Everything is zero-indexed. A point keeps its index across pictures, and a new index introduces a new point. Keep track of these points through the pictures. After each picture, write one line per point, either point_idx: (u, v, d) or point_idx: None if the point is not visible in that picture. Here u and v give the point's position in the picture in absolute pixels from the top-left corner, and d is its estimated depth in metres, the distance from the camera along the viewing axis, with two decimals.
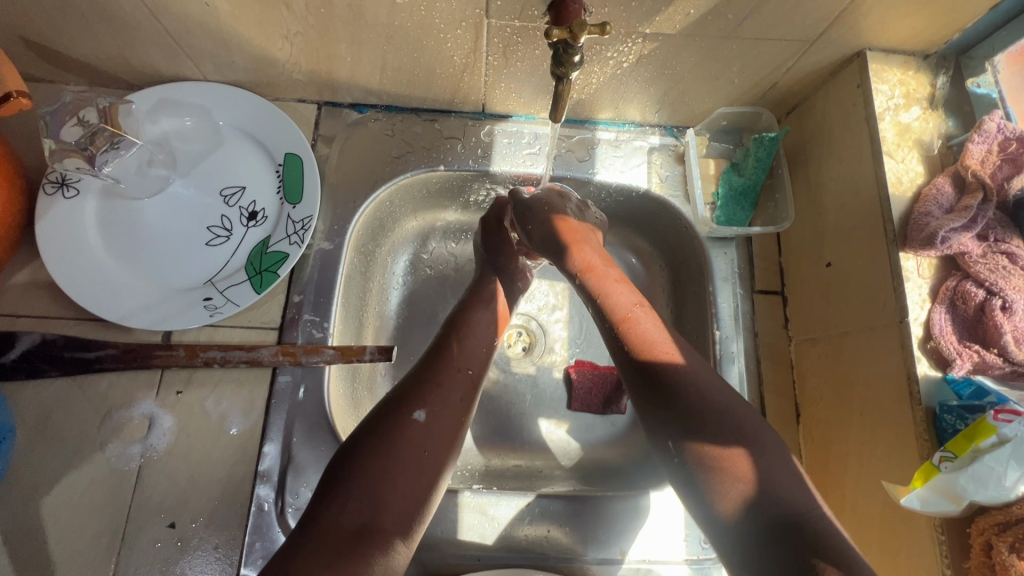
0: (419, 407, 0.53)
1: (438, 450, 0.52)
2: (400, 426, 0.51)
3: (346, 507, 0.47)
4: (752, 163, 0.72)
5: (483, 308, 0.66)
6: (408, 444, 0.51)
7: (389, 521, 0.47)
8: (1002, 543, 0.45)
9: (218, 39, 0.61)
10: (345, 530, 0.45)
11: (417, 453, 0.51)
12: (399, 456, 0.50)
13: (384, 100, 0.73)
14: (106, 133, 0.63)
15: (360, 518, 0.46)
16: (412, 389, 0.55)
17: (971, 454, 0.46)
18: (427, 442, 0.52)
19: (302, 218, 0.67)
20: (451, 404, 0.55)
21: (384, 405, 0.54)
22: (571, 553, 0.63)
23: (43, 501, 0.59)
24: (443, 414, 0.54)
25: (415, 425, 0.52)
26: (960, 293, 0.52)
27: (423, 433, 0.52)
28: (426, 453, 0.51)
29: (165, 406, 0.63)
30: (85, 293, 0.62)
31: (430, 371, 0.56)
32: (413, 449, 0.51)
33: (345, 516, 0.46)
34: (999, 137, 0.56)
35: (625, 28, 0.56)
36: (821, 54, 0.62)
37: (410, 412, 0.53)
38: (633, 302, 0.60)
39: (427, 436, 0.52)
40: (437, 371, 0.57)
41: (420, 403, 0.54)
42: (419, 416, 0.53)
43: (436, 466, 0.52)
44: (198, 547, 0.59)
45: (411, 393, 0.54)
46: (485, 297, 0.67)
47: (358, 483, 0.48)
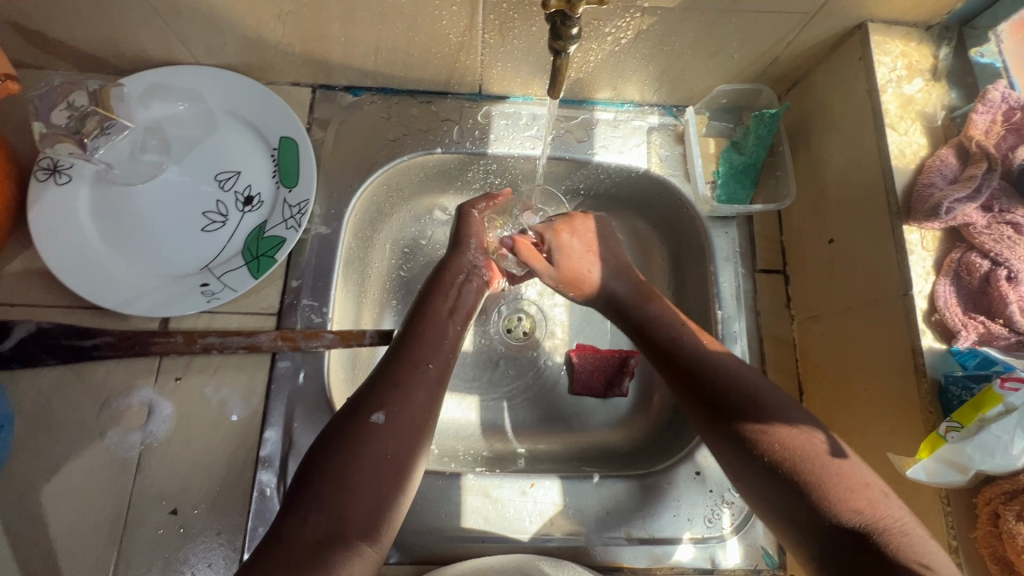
0: (377, 409, 0.51)
1: (401, 452, 0.50)
2: (358, 432, 0.50)
3: (308, 514, 0.45)
4: (752, 141, 0.71)
5: (450, 305, 0.63)
6: (369, 448, 0.49)
7: (352, 525, 0.46)
8: (1009, 512, 0.44)
9: (209, 20, 0.60)
10: (307, 539, 0.44)
11: (378, 457, 0.49)
12: (361, 462, 0.48)
13: (379, 82, 0.72)
14: (97, 117, 0.63)
15: (323, 529, 0.45)
16: (372, 391, 0.53)
17: (977, 424, 0.46)
18: (386, 444, 0.50)
19: (298, 202, 0.66)
20: (408, 400, 0.53)
21: (344, 411, 0.52)
22: (575, 535, 0.63)
23: (43, 490, 0.59)
24: (402, 416, 0.52)
25: (374, 428, 0.50)
26: (964, 264, 0.52)
27: (381, 437, 0.50)
28: (387, 455, 0.49)
29: (164, 393, 0.62)
30: (80, 281, 0.61)
31: (387, 374, 0.54)
32: (375, 454, 0.49)
33: (306, 526, 0.45)
34: (1002, 107, 0.55)
35: (623, 1, 0.55)
36: (822, 26, 0.61)
37: (369, 416, 0.51)
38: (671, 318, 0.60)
39: (386, 438, 0.50)
40: (395, 371, 0.55)
41: (378, 404, 0.52)
42: (377, 418, 0.51)
43: (402, 466, 0.50)
44: (201, 533, 0.59)
45: (372, 394, 0.53)
46: (446, 291, 0.64)
47: (317, 491, 0.46)
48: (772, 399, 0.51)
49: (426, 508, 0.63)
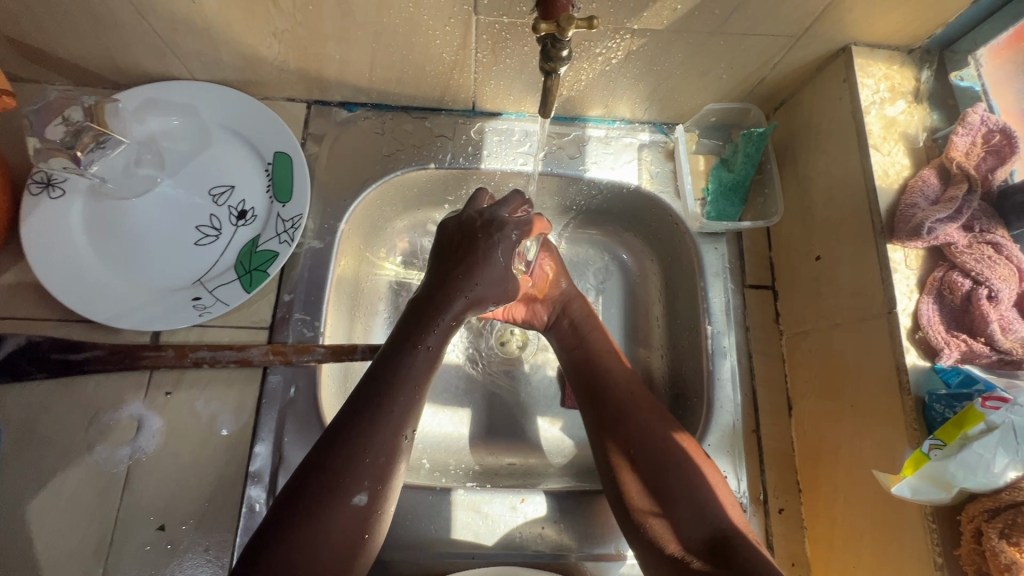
0: (359, 489, 0.48)
1: (375, 524, 0.49)
2: (334, 514, 0.46)
3: None
4: (741, 159, 0.72)
5: (437, 337, 0.56)
6: (347, 529, 0.47)
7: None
8: (992, 530, 0.45)
9: (205, 36, 0.61)
10: None
11: (353, 538, 0.47)
12: (332, 545, 0.46)
13: (373, 98, 0.73)
14: (91, 131, 0.63)
15: None
16: (347, 461, 0.48)
17: (959, 442, 0.46)
18: (361, 526, 0.48)
19: (291, 216, 0.67)
20: (388, 472, 0.50)
21: (315, 483, 0.47)
22: (564, 550, 0.63)
23: (30, 505, 0.58)
24: (381, 490, 0.49)
25: (352, 509, 0.47)
26: (947, 283, 0.53)
27: (359, 517, 0.48)
28: (364, 534, 0.48)
29: (154, 407, 0.62)
30: (71, 294, 0.61)
31: (369, 436, 0.49)
32: (348, 535, 0.47)
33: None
34: (981, 129, 0.56)
35: (612, 24, 0.57)
36: (807, 49, 0.62)
37: (349, 496, 0.47)
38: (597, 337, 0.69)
39: (361, 519, 0.48)
40: (369, 438, 0.49)
41: (358, 483, 0.48)
42: (359, 499, 0.48)
43: (372, 537, 0.49)
44: (189, 549, 0.59)
45: (348, 470, 0.48)
46: (427, 324, 0.56)
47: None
48: (655, 419, 0.61)
49: (417, 524, 0.63)
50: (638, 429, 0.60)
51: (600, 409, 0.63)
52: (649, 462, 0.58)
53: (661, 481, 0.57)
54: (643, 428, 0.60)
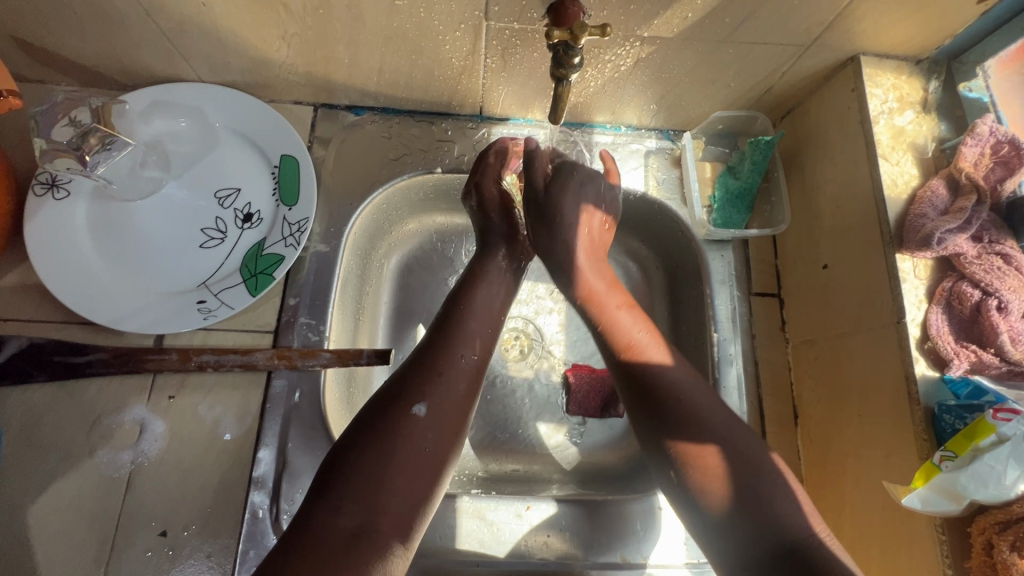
0: (418, 400, 0.51)
1: (438, 447, 0.50)
2: (396, 421, 0.49)
3: (342, 505, 0.44)
4: (748, 166, 0.73)
5: (487, 285, 0.63)
6: (409, 440, 0.48)
7: (386, 523, 0.45)
8: (1003, 542, 0.45)
9: (214, 39, 0.61)
10: (341, 530, 0.43)
11: (416, 451, 0.48)
12: (399, 454, 0.47)
13: (381, 102, 0.73)
14: (98, 133, 0.62)
15: (356, 519, 0.44)
16: (408, 380, 0.52)
17: (971, 453, 0.46)
18: (425, 437, 0.49)
19: (298, 220, 0.66)
20: (451, 395, 0.53)
21: (382, 397, 0.51)
22: (570, 558, 0.63)
23: (30, 509, 0.58)
24: (443, 411, 0.51)
25: (414, 419, 0.49)
26: (956, 293, 0.53)
27: (420, 428, 0.49)
28: (426, 448, 0.49)
29: (156, 411, 0.62)
30: (74, 297, 0.61)
31: (430, 360, 0.54)
32: (414, 447, 0.48)
33: (341, 518, 0.43)
34: (990, 140, 0.56)
35: (623, 31, 0.56)
36: (816, 58, 0.62)
37: (409, 405, 0.50)
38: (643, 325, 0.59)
39: (425, 430, 0.49)
40: (438, 361, 0.54)
41: (419, 395, 0.51)
42: (419, 410, 0.50)
43: (437, 462, 0.50)
44: (190, 556, 0.58)
45: (410, 385, 0.52)
46: (483, 274, 0.64)
47: (354, 482, 0.45)
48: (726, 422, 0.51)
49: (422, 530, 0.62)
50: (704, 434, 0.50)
51: (652, 410, 0.53)
52: (725, 471, 0.48)
53: (730, 491, 0.48)
54: (719, 432, 0.50)
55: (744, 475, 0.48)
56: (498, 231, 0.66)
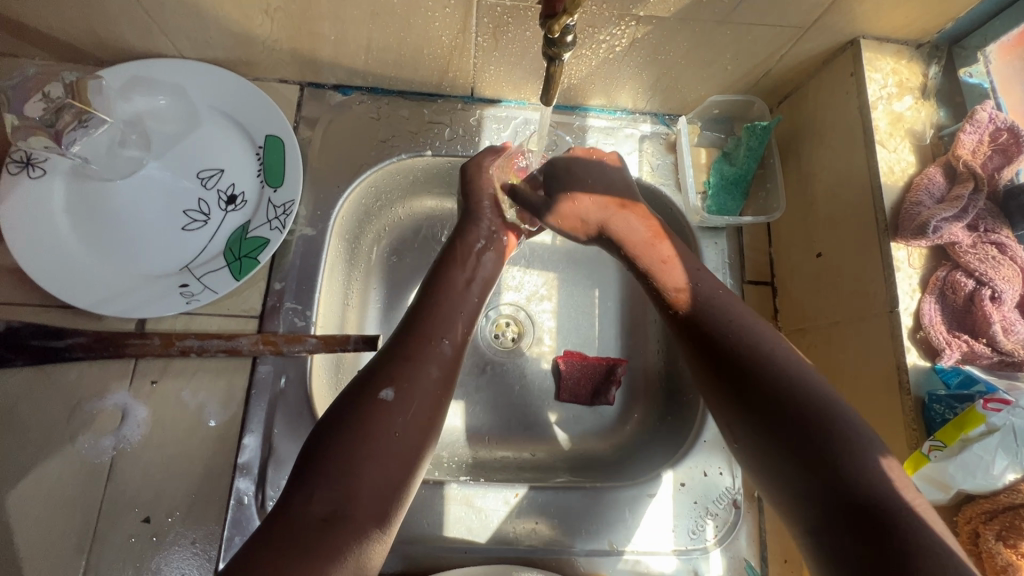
0: (386, 385, 0.50)
1: (410, 431, 0.49)
2: (366, 408, 0.48)
3: (313, 492, 0.43)
4: (743, 152, 0.71)
5: (465, 274, 0.62)
6: (379, 425, 0.47)
7: (359, 507, 0.44)
8: (989, 531, 0.45)
9: (193, 13, 0.58)
10: (314, 517, 0.42)
11: (386, 437, 0.47)
12: (370, 441, 0.46)
13: (369, 82, 0.71)
14: (73, 109, 0.60)
15: (328, 506, 0.43)
16: (378, 367, 0.51)
17: (960, 444, 0.46)
18: (396, 423, 0.48)
19: (283, 202, 0.65)
20: (420, 377, 0.51)
21: (352, 386, 0.51)
22: (558, 545, 0.63)
23: (9, 495, 0.57)
24: (412, 394, 0.50)
25: (381, 405, 0.49)
26: (950, 283, 0.52)
27: (390, 413, 0.48)
28: (396, 433, 0.48)
29: (138, 397, 0.60)
30: (51, 278, 0.59)
31: (397, 348, 0.53)
32: (382, 431, 0.47)
33: (312, 504, 0.43)
34: (989, 127, 0.55)
35: (618, 9, 0.55)
36: (815, 41, 0.61)
37: (377, 392, 0.49)
38: (694, 271, 0.57)
39: (397, 415, 0.48)
40: (407, 347, 0.53)
41: (387, 381, 0.50)
42: (387, 395, 0.49)
43: (411, 448, 0.48)
44: (175, 542, 0.57)
45: (379, 372, 0.51)
46: (464, 257, 0.63)
47: (322, 469, 0.44)
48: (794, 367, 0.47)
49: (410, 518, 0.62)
50: (767, 386, 0.46)
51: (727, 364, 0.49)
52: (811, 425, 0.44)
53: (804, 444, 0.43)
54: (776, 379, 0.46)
55: (812, 435, 0.43)
56: (476, 222, 0.65)
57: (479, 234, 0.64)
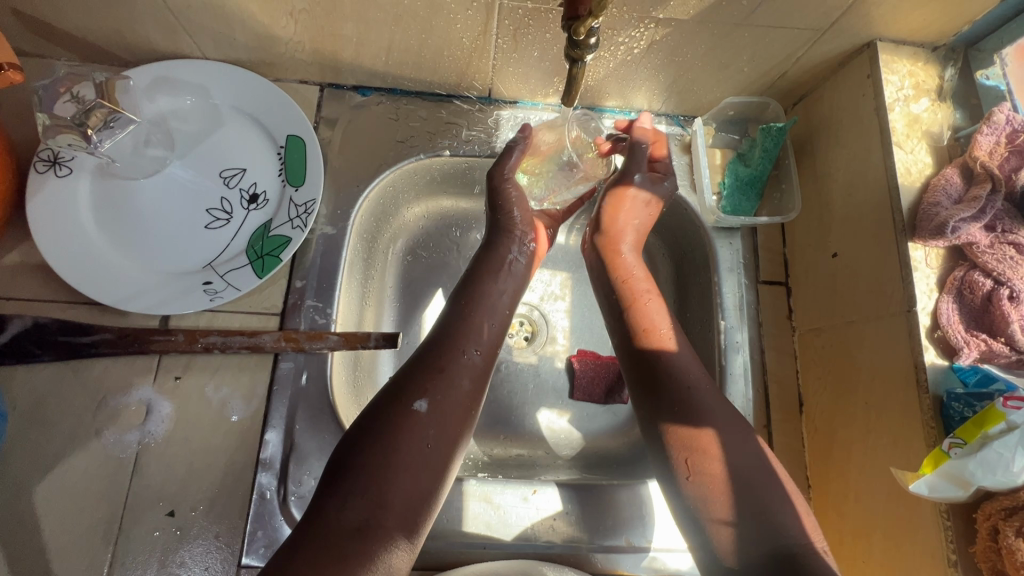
0: (420, 396, 0.50)
1: (441, 442, 0.50)
2: (401, 419, 0.49)
3: (347, 501, 0.44)
4: (758, 154, 0.72)
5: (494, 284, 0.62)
6: (410, 436, 0.48)
7: (391, 516, 0.45)
8: (1008, 527, 0.45)
9: (219, 15, 0.59)
10: (347, 526, 0.43)
11: (417, 448, 0.48)
12: (403, 451, 0.47)
13: (388, 83, 0.72)
14: (102, 110, 0.61)
15: (362, 515, 0.44)
16: (414, 376, 0.52)
17: (979, 441, 0.47)
18: (428, 434, 0.49)
19: (304, 201, 0.66)
20: (453, 390, 0.52)
21: (386, 394, 0.51)
22: (575, 542, 0.63)
23: (37, 488, 0.58)
24: (445, 406, 0.51)
25: (415, 416, 0.49)
26: (967, 282, 0.53)
27: (423, 424, 0.49)
28: (429, 444, 0.49)
29: (162, 392, 0.61)
30: (78, 276, 0.60)
31: (431, 358, 0.54)
32: (415, 443, 0.48)
33: (346, 512, 0.44)
34: (1006, 129, 0.56)
35: (639, 12, 0.56)
36: (832, 44, 0.62)
37: (411, 402, 0.50)
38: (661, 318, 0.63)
39: (430, 427, 0.49)
40: (441, 357, 0.54)
41: (421, 391, 0.51)
42: (420, 406, 0.50)
43: (440, 459, 0.49)
44: (198, 536, 0.58)
45: (414, 381, 0.52)
46: (498, 268, 0.63)
47: (357, 477, 0.45)
48: (743, 427, 0.54)
49: None
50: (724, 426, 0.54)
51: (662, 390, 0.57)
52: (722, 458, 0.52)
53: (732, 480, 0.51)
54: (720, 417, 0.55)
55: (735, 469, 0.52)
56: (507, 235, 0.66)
57: (512, 247, 0.65)
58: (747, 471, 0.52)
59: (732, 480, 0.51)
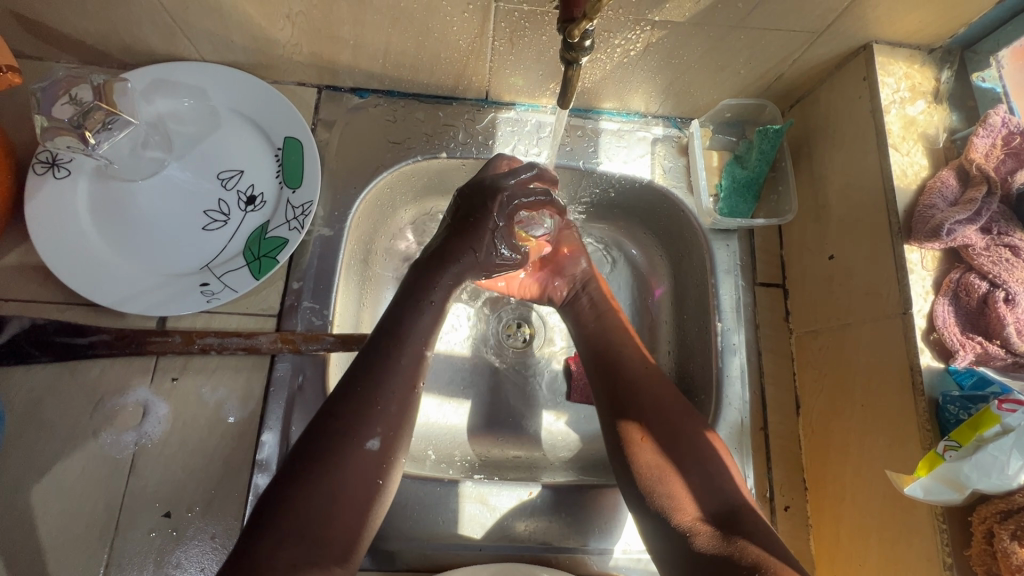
0: (372, 435, 0.50)
1: (384, 475, 0.50)
2: (349, 456, 0.48)
3: (285, 539, 0.45)
4: (755, 156, 0.72)
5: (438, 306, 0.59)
6: (353, 473, 0.48)
7: (330, 551, 0.46)
8: (1004, 531, 0.45)
9: (217, 17, 0.59)
10: (280, 563, 0.44)
11: (360, 483, 0.49)
12: (346, 487, 0.48)
13: (385, 85, 0.72)
14: (100, 111, 0.60)
15: (298, 553, 0.45)
16: (362, 407, 0.50)
17: (974, 444, 0.47)
18: (374, 470, 0.49)
19: (301, 203, 0.66)
20: (404, 427, 0.52)
21: (331, 421, 0.50)
22: (572, 543, 0.63)
23: (34, 488, 0.58)
24: (396, 441, 0.51)
25: (365, 454, 0.49)
26: (963, 285, 0.53)
27: (371, 464, 0.49)
28: (377, 480, 0.50)
29: (159, 393, 0.61)
30: (75, 277, 0.60)
31: (379, 384, 0.52)
32: (358, 480, 0.49)
33: (280, 552, 0.44)
34: (1002, 131, 0.56)
35: (634, 14, 0.56)
36: (827, 46, 0.62)
37: (364, 440, 0.49)
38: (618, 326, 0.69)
39: (376, 465, 0.50)
40: (385, 382, 0.52)
41: (373, 428, 0.50)
42: (372, 444, 0.50)
43: (379, 491, 0.50)
44: (194, 537, 0.58)
45: (362, 415, 0.50)
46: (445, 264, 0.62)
47: (298, 518, 0.45)
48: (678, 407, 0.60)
49: (425, 516, 0.62)
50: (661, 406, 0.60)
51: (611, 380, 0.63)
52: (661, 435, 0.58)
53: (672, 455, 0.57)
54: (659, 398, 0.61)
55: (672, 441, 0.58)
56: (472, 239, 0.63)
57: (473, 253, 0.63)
58: (686, 447, 0.57)
59: (675, 450, 0.57)
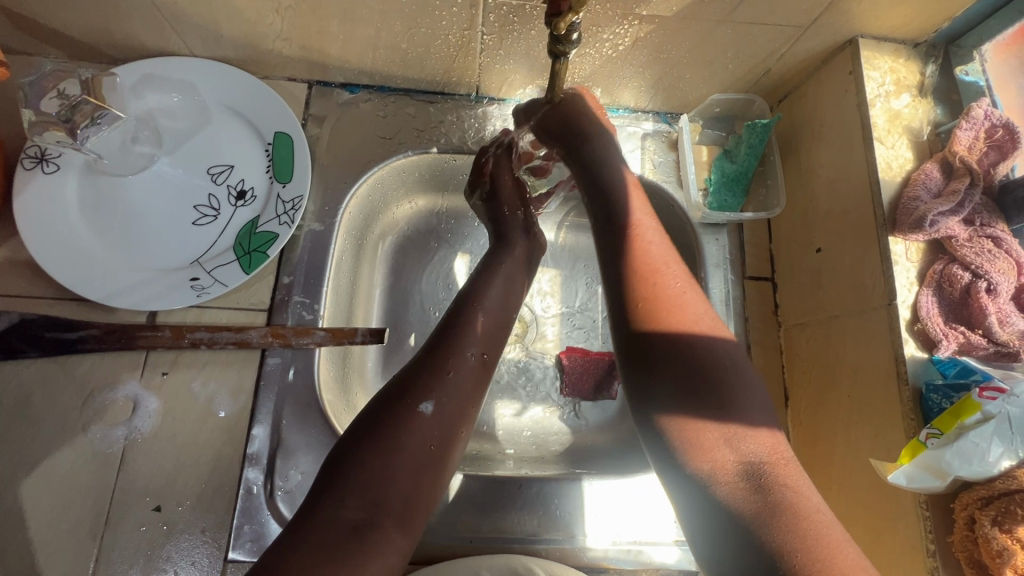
0: (426, 397, 0.48)
1: (445, 444, 0.47)
2: (404, 417, 0.46)
3: (345, 499, 0.42)
4: (744, 150, 0.72)
5: (498, 285, 0.59)
6: (414, 437, 0.46)
7: (389, 517, 0.43)
8: (985, 517, 0.46)
9: (206, 12, 0.59)
10: (344, 524, 0.41)
11: (421, 447, 0.46)
12: (405, 448, 0.45)
13: (376, 80, 0.72)
14: (87, 106, 0.61)
15: (359, 515, 0.42)
16: (420, 374, 0.50)
17: (956, 431, 0.47)
18: (433, 434, 0.47)
19: (292, 198, 0.66)
20: (460, 400, 0.50)
21: (387, 392, 0.49)
22: (563, 535, 0.64)
23: (23, 483, 0.58)
24: (450, 407, 0.49)
25: (420, 417, 0.47)
26: (946, 276, 0.53)
27: (429, 428, 0.47)
28: (433, 446, 0.47)
29: (150, 387, 0.62)
30: (64, 272, 0.60)
31: (438, 357, 0.51)
32: (419, 445, 0.46)
33: (345, 511, 0.41)
34: (984, 124, 0.57)
35: (621, 9, 0.56)
36: (814, 40, 0.62)
37: (416, 402, 0.48)
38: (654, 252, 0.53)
39: (435, 429, 0.47)
40: (447, 357, 0.51)
41: (427, 392, 0.49)
42: (426, 408, 0.48)
43: (442, 460, 0.47)
44: (185, 531, 0.58)
45: (419, 380, 0.49)
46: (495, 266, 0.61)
47: (359, 477, 0.43)
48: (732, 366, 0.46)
49: None
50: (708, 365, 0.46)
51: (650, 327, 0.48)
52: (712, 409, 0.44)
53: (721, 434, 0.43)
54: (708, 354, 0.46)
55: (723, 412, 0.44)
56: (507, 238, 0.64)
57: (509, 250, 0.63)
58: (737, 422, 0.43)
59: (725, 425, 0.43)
